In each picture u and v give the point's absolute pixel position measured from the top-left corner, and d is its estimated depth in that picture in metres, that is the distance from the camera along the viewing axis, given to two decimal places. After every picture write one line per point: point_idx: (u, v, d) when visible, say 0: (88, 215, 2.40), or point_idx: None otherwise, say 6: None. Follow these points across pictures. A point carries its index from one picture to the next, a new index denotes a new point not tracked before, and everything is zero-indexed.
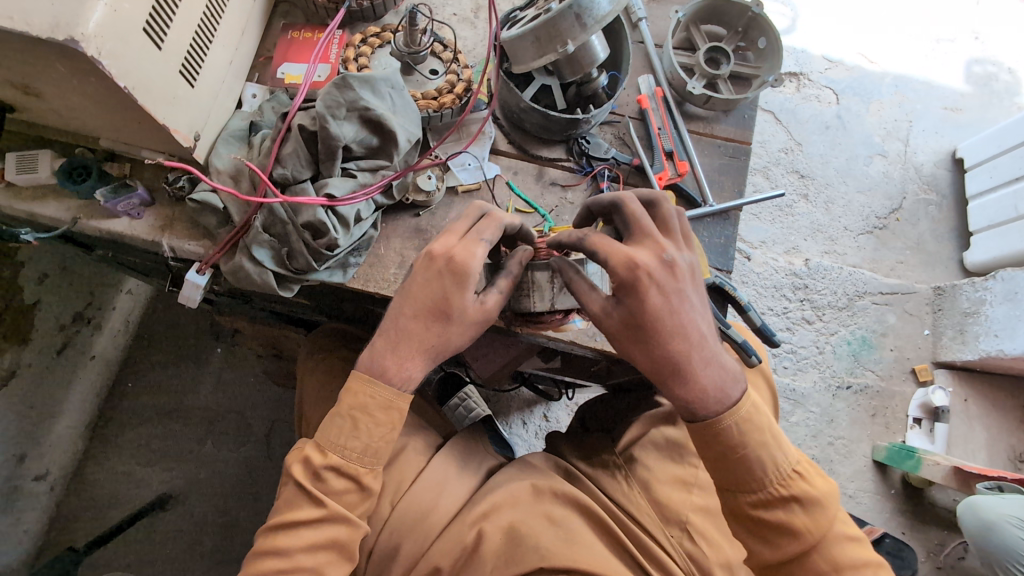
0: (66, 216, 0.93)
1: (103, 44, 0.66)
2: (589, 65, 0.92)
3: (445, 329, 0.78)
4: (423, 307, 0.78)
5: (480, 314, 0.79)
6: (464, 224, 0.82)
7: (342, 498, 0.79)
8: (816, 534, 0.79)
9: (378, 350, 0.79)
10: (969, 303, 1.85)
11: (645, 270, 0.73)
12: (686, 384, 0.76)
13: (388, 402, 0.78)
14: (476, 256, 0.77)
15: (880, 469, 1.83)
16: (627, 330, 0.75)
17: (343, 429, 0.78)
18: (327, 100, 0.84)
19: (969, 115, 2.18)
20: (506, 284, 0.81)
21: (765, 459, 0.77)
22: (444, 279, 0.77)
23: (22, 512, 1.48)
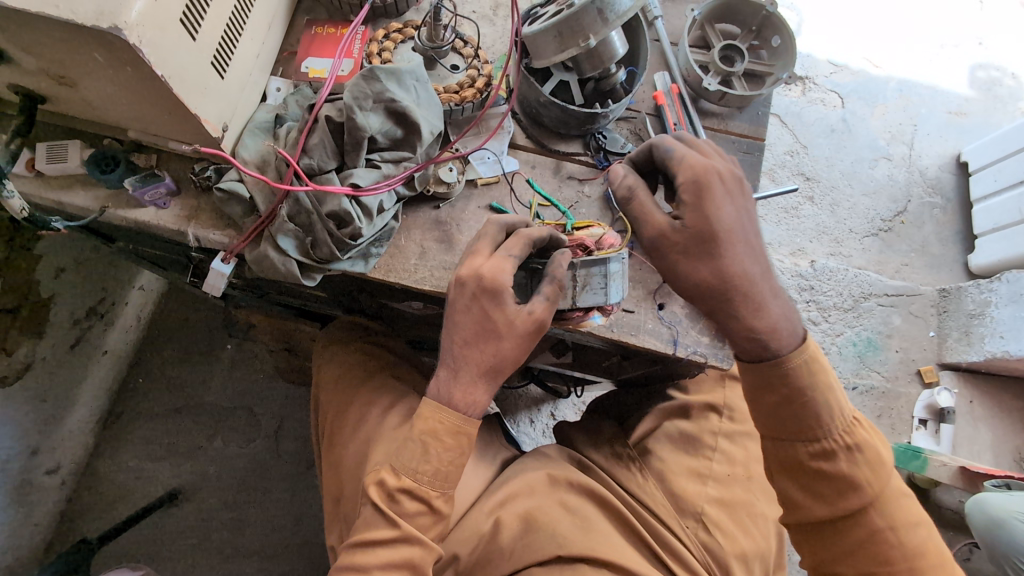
0: (93, 205, 0.94)
1: (144, 33, 0.68)
2: (608, 61, 0.94)
3: (498, 345, 0.81)
4: (469, 328, 0.82)
5: (530, 322, 0.82)
6: (486, 244, 0.86)
7: (416, 521, 0.80)
8: (876, 489, 0.78)
9: (441, 380, 0.82)
10: (974, 304, 1.86)
11: (718, 178, 0.80)
12: (757, 310, 0.80)
13: (456, 427, 0.80)
14: (505, 271, 0.81)
15: None
16: (695, 241, 0.80)
17: (414, 453, 0.80)
18: (354, 92, 0.86)
19: (973, 119, 2.21)
20: (551, 289, 0.82)
21: (830, 402, 0.79)
22: (480, 299, 0.81)
23: (34, 505, 1.49)
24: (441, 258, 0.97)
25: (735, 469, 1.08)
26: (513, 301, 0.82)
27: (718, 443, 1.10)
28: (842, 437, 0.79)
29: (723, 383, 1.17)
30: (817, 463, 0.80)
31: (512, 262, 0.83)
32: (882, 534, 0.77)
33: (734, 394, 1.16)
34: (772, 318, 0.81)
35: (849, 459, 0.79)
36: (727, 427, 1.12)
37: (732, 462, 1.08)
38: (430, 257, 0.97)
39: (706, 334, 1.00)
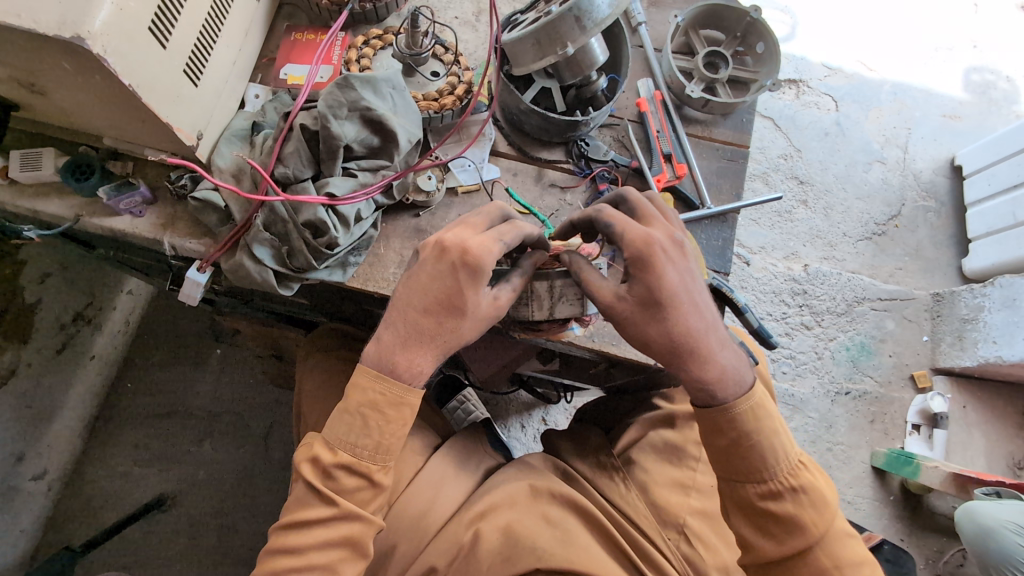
0: (68, 213, 0.93)
1: (109, 42, 0.67)
2: (589, 68, 0.93)
3: (458, 324, 0.77)
4: (434, 299, 0.76)
5: (492, 309, 0.78)
6: (482, 221, 0.81)
7: (354, 497, 0.79)
8: (819, 528, 0.77)
9: (386, 345, 0.78)
10: (968, 309, 1.85)
11: (659, 245, 0.75)
12: (706, 368, 0.78)
13: (399, 399, 0.77)
14: (492, 252, 0.76)
15: (879, 475, 1.83)
16: (641, 309, 0.76)
17: (353, 426, 0.77)
18: (328, 100, 0.85)
19: (968, 123, 2.20)
20: (519, 283, 0.81)
21: (776, 446, 0.78)
22: (459, 272, 0.75)
23: (19, 511, 1.48)
24: None
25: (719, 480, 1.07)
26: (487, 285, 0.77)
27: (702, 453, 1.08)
28: (788, 479, 0.78)
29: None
30: (765, 504, 0.78)
31: (502, 246, 0.78)
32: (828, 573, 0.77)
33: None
34: (720, 369, 0.78)
35: (795, 501, 0.78)
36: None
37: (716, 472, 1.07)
38: (410, 266, 0.96)
39: None
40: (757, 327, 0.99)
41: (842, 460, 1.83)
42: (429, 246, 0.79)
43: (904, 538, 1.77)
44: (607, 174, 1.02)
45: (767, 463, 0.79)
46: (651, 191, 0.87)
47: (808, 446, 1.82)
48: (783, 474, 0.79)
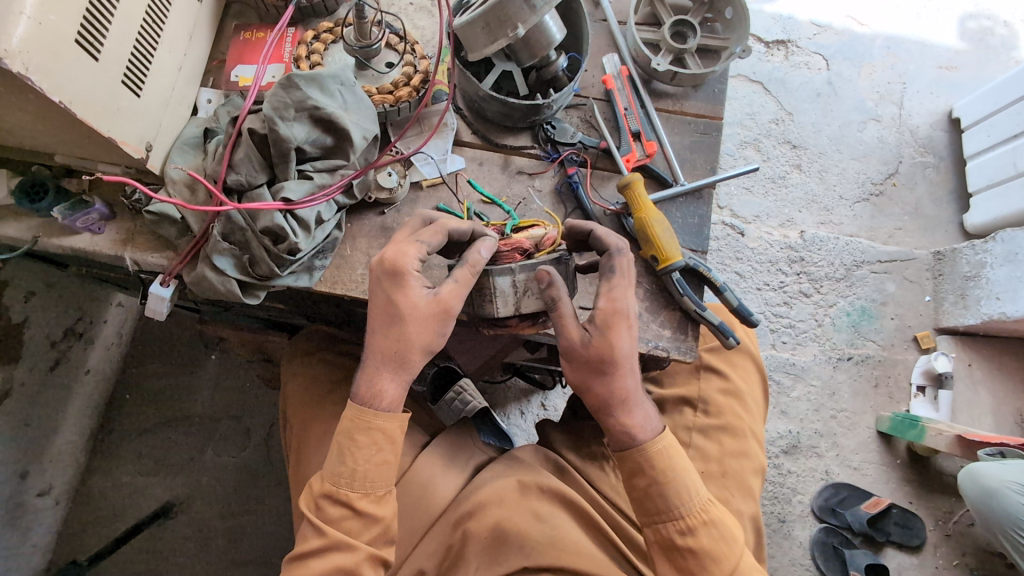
0: (27, 235, 0.92)
1: (30, 59, 0.64)
2: (545, 48, 0.89)
3: (401, 331, 0.77)
4: (376, 315, 0.79)
5: (432, 306, 0.77)
6: (405, 231, 0.82)
7: (342, 524, 0.77)
8: (732, 559, 0.78)
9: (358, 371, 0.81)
10: (970, 266, 1.81)
11: (618, 311, 0.77)
12: (628, 414, 0.80)
13: (369, 424, 0.78)
14: (408, 254, 0.76)
15: (885, 439, 1.81)
16: (588, 364, 0.78)
17: (333, 455, 0.78)
18: (273, 102, 0.82)
19: (964, 73, 2.12)
20: (462, 274, 0.76)
21: (686, 486, 0.79)
22: (383, 282, 0.78)
23: (29, 527, 1.50)
24: None
25: (709, 465, 1.04)
26: (418, 287, 0.78)
27: (691, 437, 1.07)
28: (701, 514, 0.79)
29: (697, 375, 1.12)
30: (685, 541, 0.78)
31: (421, 247, 0.78)
32: None
33: (709, 386, 1.11)
34: (631, 424, 0.80)
35: (710, 535, 0.78)
36: (701, 421, 1.08)
37: (706, 458, 1.05)
38: None
39: (668, 327, 0.95)
40: (737, 306, 0.96)
41: (846, 427, 1.81)
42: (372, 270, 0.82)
43: (913, 502, 1.76)
44: (575, 157, 0.99)
45: (680, 500, 0.79)
46: (624, 243, 0.80)
47: (810, 415, 1.80)
48: (698, 509, 0.79)
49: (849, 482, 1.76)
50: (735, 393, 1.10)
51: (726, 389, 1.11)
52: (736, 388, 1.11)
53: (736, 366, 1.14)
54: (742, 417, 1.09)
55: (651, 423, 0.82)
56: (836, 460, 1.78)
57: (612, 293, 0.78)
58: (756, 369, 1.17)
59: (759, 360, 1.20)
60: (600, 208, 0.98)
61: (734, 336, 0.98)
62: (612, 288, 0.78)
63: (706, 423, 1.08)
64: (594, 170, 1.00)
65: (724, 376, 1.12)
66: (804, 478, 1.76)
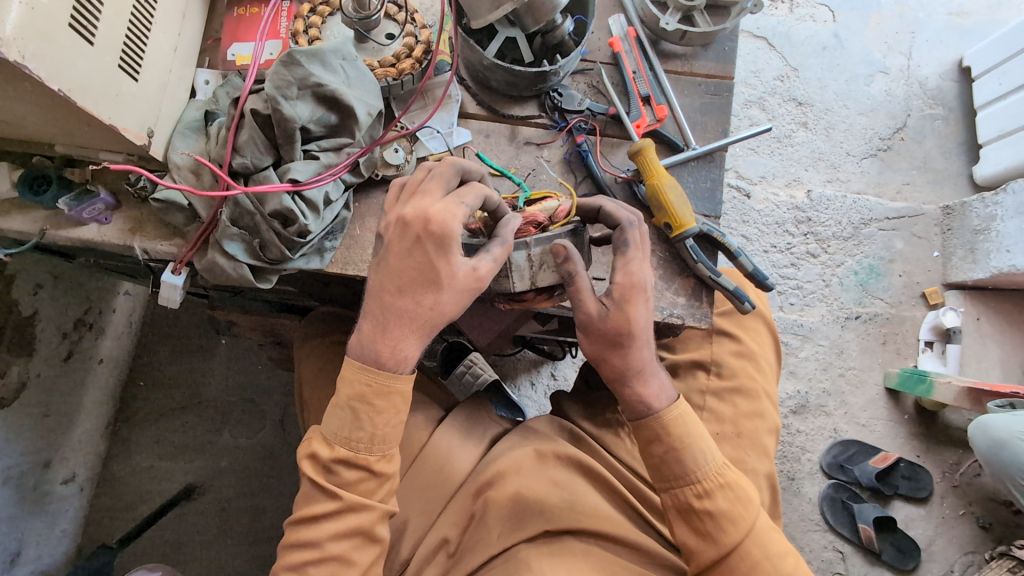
0: (33, 228, 0.90)
1: (26, 46, 0.62)
2: (550, 11, 0.85)
3: (435, 300, 0.75)
4: (407, 276, 0.74)
5: (471, 280, 0.74)
6: (435, 185, 0.77)
7: (357, 488, 0.78)
8: (748, 519, 0.80)
9: (370, 332, 0.76)
10: (979, 220, 1.79)
11: (638, 284, 0.77)
12: (644, 384, 0.81)
13: (387, 387, 0.76)
14: (457, 217, 0.73)
15: (893, 396, 1.83)
16: (607, 338, 0.77)
17: (345, 420, 0.76)
18: (275, 80, 0.80)
19: (975, 19, 2.05)
20: (501, 250, 0.73)
21: (702, 451, 0.80)
22: (425, 244, 0.73)
23: (57, 514, 1.54)
24: None
25: (723, 427, 1.06)
26: (460, 255, 0.75)
27: (705, 401, 1.08)
28: (717, 477, 0.80)
29: (709, 339, 1.12)
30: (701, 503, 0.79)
31: (467, 211, 0.75)
32: (762, 562, 0.79)
33: (721, 349, 1.11)
34: (647, 394, 0.81)
35: (727, 497, 0.80)
36: (715, 384, 1.08)
37: (720, 419, 1.06)
38: None
39: (682, 293, 0.94)
40: (752, 271, 0.95)
41: (854, 385, 1.82)
42: (390, 225, 0.77)
43: (920, 455, 1.79)
44: (583, 125, 0.97)
45: (696, 465, 0.80)
46: (638, 216, 0.80)
47: (819, 375, 1.82)
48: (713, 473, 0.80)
49: (857, 438, 1.79)
50: (747, 354, 1.11)
51: (739, 351, 1.11)
52: (749, 350, 1.11)
53: (749, 329, 1.15)
54: (754, 377, 1.09)
55: (665, 392, 0.83)
56: (844, 418, 1.80)
57: (628, 267, 0.77)
58: (769, 331, 1.17)
59: (771, 322, 1.20)
60: (611, 176, 0.96)
61: (749, 300, 0.98)
62: (631, 260, 0.78)
63: (719, 385, 1.08)
64: (603, 137, 0.98)
65: (736, 338, 1.12)
66: (813, 436, 1.78)
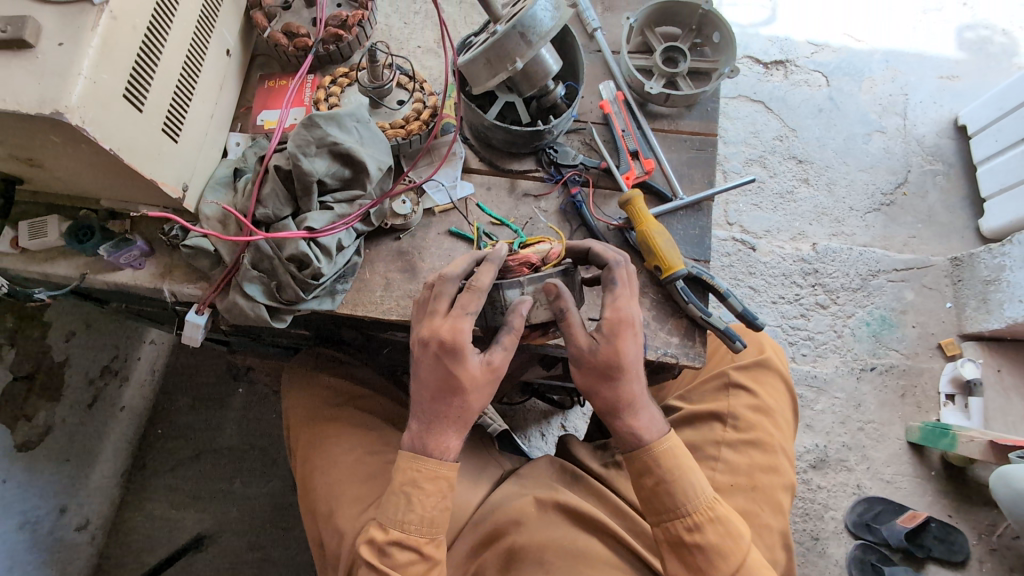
0: (75, 273, 0.99)
1: (86, 113, 0.72)
2: (544, 79, 0.95)
3: (463, 401, 0.83)
4: (435, 385, 0.83)
5: (486, 372, 0.83)
6: (444, 301, 0.84)
7: (409, 570, 0.82)
8: (738, 554, 0.80)
9: (415, 434, 0.85)
10: (989, 270, 1.80)
11: (626, 319, 0.81)
12: (635, 415, 0.83)
13: (434, 472, 0.84)
14: (465, 331, 0.81)
15: (917, 450, 1.77)
16: (599, 373, 0.81)
17: (399, 504, 0.83)
18: (296, 140, 0.89)
19: (967, 81, 2.15)
20: (509, 339, 0.82)
21: (691, 484, 0.81)
22: (443, 359, 0.82)
23: (67, 562, 1.55)
24: (406, 287, 1.00)
25: (738, 478, 1.05)
26: (473, 355, 0.83)
27: (721, 452, 1.08)
28: (706, 510, 0.81)
29: (726, 391, 1.14)
30: (692, 536, 0.80)
31: (473, 319, 0.82)
32: None
33: (738, 403, 1.12)
34: (637, 425, 0.83)
35: (717, 531, 0.81)
36: (731, 436, 1.09)
37: (734, 471, 1.06)
38: (395, 288, 1.00)
39: (676, 333, 0.98)
40: (742, 310, 0.97)
41: (875, 439, 1.78)
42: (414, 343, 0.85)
43: (952, 514, 1.71)
44: (577, 177, 1.05)
45: (686, 498, 0.81)
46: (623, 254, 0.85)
47: (837, 428, 1.78)
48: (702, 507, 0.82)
49: (883, 495, 1.73)
50: (765, 410, 1.12)
51: (755, 406, 1.13)
52: (766, 405, 1.12)
53: (765, 383, 1.16)
54: (772, 433, 1.10)
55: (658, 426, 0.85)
56: (867, 474, 1.75)
57: (616, 303, 0.82)
58: (787, 388, 1.18)
59: (788, 379, 1.21)
60: (604, 224, 1.03)
61: (740, 339, 0.98)
62: (619, 296, 0.82)
63: (736, 437, 1.09)
64: (596, 189, 1.05)
65: (753, 393, 1.13)
66: (835, 493, 1.73)
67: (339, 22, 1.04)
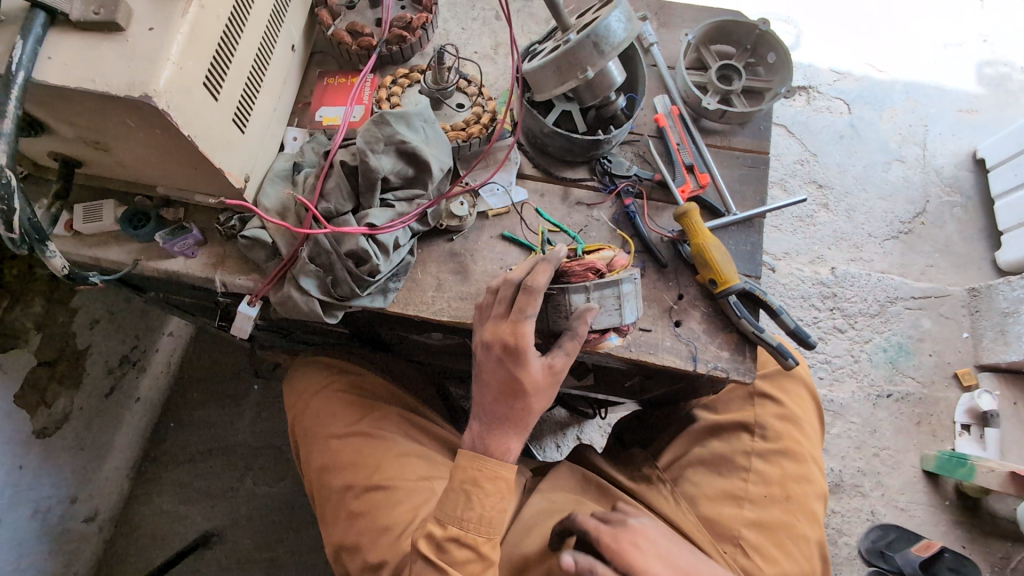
0: (127, 258, 0.99)
1: (171, 98, 0.73)
2: (607, 89, 0.96)
3: (525, 403, 0.84)
4: (498, 388, 0.84)
5: (549, 376, 0.84)
6: (505, 305, 0.85)
7: (464, 569, 0.84)
8: None
9: (476, 434, 0.87)
10: (1007, 302, 1.81)
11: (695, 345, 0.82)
12: None
13: (495, 472, 0.85)
14: (528, 333, 0.82)
15: (931, 479, 1.77)
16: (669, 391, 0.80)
17: (459, 500, 0.85)
18: (366, 136, 0.91)
19: (985, 116, 2.19)
20: (572, 345, 0.83)
21: None
22: (506, 362, 0.83)
23: (73, 553, 1.53)
24: (458, 288, 1.00)
25: (771, 489, 1.04)
26: (534, 358, 0.84)
27: (751, 462, 1.06)
28: None
29: (751, 401, 1.12)
30: None
31: (533, 321, 0.82)
32: None
33: (764, 412, 1.11)
34: None
35: None
36: (760, 446, 1.08)
37: (766, 481, 1.05)
38: (447, 289, 1.00)
39: (726, 348, 0.98)
40: (795, 328, 0.98)
41: (890, 466, 1.78)
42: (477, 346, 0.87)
43: (965, 545, 1.70)
44: (631, 189, 1.06)
45: None
46: None
47: (852, 453, 1.78)
48: None
49: (897, 522, 1.72)
50: (791, 418, 1.11)
51: (782, 415, 1.11)
52: (793, 414, 1.11)
53: (791, 392, 1.14)
54: (800, 441, 1.09)
55: None
56: (881, 500, 1.74)
57: None
58: (806, 387, 1.17)
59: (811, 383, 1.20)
60: (657, 236, 1.03)
61: (792, 357, 1.00)
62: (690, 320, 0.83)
63: (765, 447, 1.07)
64: (649, 201, 1.06)
65: (778, 402, 1.12)
66: (849, 518, 1.72)
67: (403, 24, 1.05)
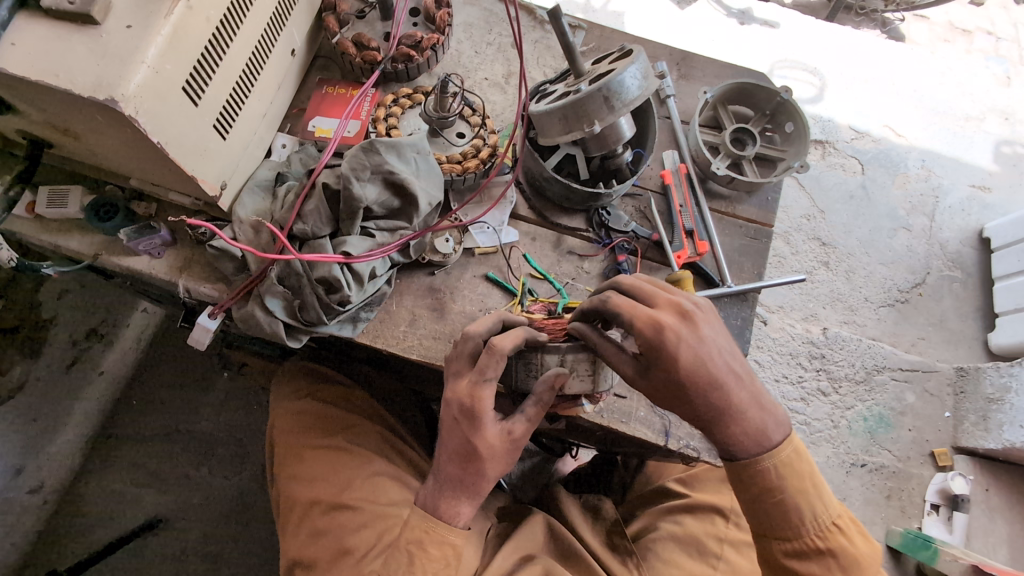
0: (88, 250, 0.94)
1: (142, 104, 0.67)
2: (615, 142, 0.92)
3: (480, 468, 0.81)
4: (455, 448, 0.81)
5: (503, 442, 0.81)
6: (464, 360, 0.81)
7: None
8: None
9: (430, 491, 0.84)
10: (993, 388, 1.78)
11: (668, 326, 0.74)
12: (730, 430, 0.78)
13: (443, 539, 0.81)
14: (485, 398, 0.78)
15: (894, 556, 1.73)
16: (663, 389, 0.77)
17: (402, 564, 0.82)
18: (352, 162, 0.86)
19: (997, 195, 2.15)
20: (533, 411, 0.81)
21: (804, 506, 0.80)
22: (460, 422, 0.80)
23: (10, 524, 1.43)
24: (432, 326, 0.95)
25: None
26: (492, 422, 0.80)
27: (724, 550, 1.02)
28: (818, 537, 0.80)
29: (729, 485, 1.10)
30: (792, 562, 0.81)
31: (492, 385, 0.79)
32: None
33: None
34: (736, 434, 0.78)
35: (823, 561, 0.80)
36: (733, 534, 1.04)
37: (735, 572, 1.01)
38: (420, 326, 0.95)
39: None
40: None
41: None
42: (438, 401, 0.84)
43: None
44: (626, 246, 1.01)
45: (798, 522, 0.80)
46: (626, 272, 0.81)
47: None
48: (815, 535, 0.80)
49: None
50: None
51: None
52: None
53: None
54: None
55: (767, 436, 0.80)
56: None
57: (637, 319, 0.75)
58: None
59: None
60: None
61: None
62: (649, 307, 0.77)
63: (737, 536, 1.04)
64: (643, 260, 1.01)
65: None
66: None
67: (412, 43, 1.01)
